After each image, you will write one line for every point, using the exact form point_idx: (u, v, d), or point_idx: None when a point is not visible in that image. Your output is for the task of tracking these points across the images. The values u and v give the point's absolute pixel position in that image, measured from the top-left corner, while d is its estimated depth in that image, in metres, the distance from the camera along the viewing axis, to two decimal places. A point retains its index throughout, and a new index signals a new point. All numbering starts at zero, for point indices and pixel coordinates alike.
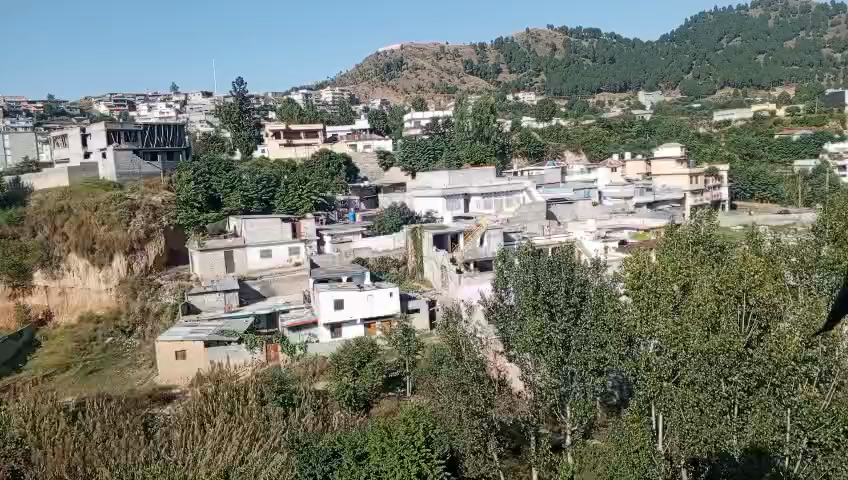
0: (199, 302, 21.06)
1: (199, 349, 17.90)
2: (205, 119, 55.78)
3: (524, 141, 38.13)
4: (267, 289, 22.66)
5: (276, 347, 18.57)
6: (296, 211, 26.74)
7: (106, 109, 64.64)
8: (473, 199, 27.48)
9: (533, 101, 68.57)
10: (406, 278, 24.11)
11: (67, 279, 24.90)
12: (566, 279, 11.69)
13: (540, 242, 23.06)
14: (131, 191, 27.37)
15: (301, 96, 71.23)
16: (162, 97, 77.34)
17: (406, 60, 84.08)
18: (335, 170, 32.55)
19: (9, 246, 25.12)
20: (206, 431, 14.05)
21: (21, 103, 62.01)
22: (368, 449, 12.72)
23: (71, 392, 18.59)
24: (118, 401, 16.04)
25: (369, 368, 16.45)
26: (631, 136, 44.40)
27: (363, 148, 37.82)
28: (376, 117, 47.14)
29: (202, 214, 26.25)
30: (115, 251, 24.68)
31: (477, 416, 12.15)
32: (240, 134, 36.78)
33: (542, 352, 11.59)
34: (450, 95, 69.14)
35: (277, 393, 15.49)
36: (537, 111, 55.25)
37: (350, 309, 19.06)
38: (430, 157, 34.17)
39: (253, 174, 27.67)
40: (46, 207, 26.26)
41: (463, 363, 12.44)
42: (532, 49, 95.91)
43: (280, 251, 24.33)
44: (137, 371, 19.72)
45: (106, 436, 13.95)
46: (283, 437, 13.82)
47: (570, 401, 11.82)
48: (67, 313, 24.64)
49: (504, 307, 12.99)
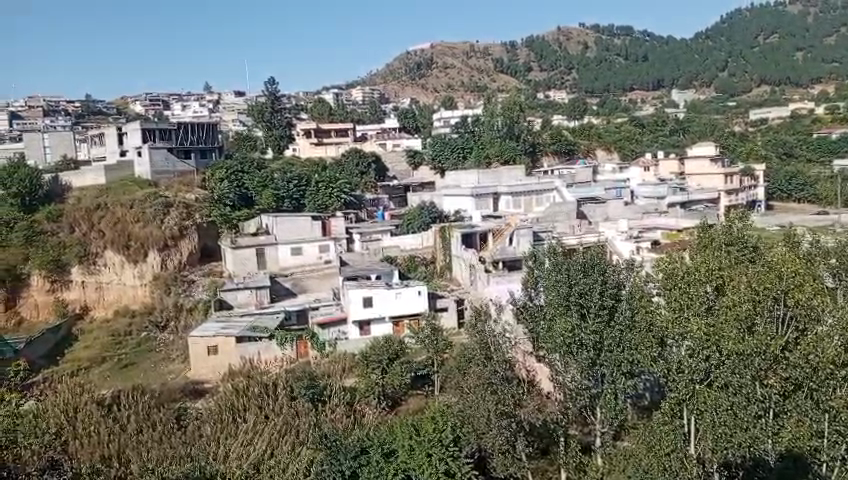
0: (231, 298, 21.30)
1: (231, 345, 18.12)
2: (237, 118, 56.56)
3: (555, 140, 37.74)
4: (298, 286, 22.91)
5: (306, 343, 18.70)
6: (325, 210, 27.14)
7: (141, 107, 65.87)
8: (502, 198, 27.34)
9: (564, 99, 67.96)
10: (434, 277, 24.09)
11: (104, 275, 25.43)
12: (600, 280, 11.53)
13: (570, 243, 22.85)
14: (166, 190, 27.89)
15: (331, 96, 71.71)
16: (196, 96, 78.49)
17: (436, 59, 84.14)
18: (365, 169, 32.80)
19: (48, 242, 25.70)
20: (237, 426, 14.26)
21: (61, 102, 63.51)
22: (397, 446, 12.77)
23: (107, 386, 19.02)
24: (151, 395, 16.33)
25: (398, 365, 16.43)
26: (665, 134, 43.71)
27: (392, 147, 37.95)
28: (406, 116, 47.33)
29: (234, 212, 26.71)
30: (149, 247, 25.22)
31: (506, 416, 12.19)
32: (272, 133, 37.39)
33: (573, 353, 11.61)
34: (479, 94, 68.97)
35: (307, 388, 15.49)
36: (567, 110, 54.79)
37: (378, 307, 19.13)
38: (460, 156, 34.10)
39: (284, 173, 28.05)
40: (83, 205, 26.84)
41: (489, 363, 12.58)
42: (563, 47, 95.20)
43: (311, 249, 24.51)
44: (170, 366, 20.04)
45: (140, 429, 14.24)
46: (310, 433, 13.95)
47: (601, 402, 11.75)
48: (103, 308, 25.18)
49: (535, 308, 12.92)
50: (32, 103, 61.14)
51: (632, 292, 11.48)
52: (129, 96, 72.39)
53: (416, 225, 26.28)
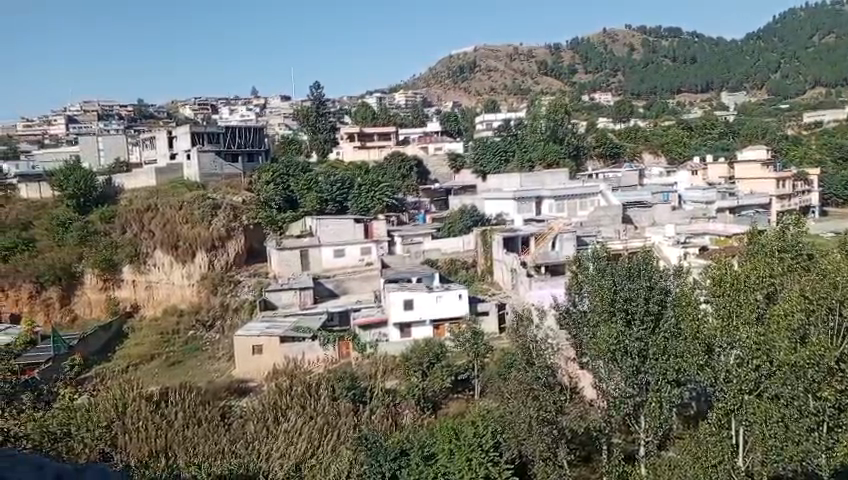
0: (275, 298, 21.62)
1: (276, 345, 18.37)
2: (282, 122, 57.44)
3: (600, 143, 37.23)
4: (340, 288, 23.00)
5: (347, 344, 18.81)
6: (367, 212, 27.32)
7: (190, 111, 67.50)
8: (545, 202, 26.90)
9: (609, 101, 66.99)
10: (475, 280, 23.96)
11: (153, 274, 26.06)
12: (646, 286, 11.30)
13: (615, 248, 22.46)
14: (214, 192, 28.46)
15: (374, 100, 72.30)
16: (243, 100, 80.04)
17: (480, 62, 83.96)
18: (407, 172, 32.94)
19: (101, 242, 26.59)
20: (280, 425, 14.38)
21: (114, 106, 65.66)
22: (437, 450, 12.79)
23: (155, 382, 19.52)
24: (198, 392, 16.62)
25: (439, 368, 16.40)
26: (714, 138, 42.64)
27: (435, 150, 38.00)
28: (448, 119, 47.36)
29: (280, 214, 27.32)
30: (197, 248, 25.77)
31: (547, 422, 12.00)
32: (316, 137, 37.92)
33: (617, 360, 11.30)
34: (523, 97, 68.56)
35: (349, 388, 15.63)
36: (613, 113, 54.00)
37: (420, 310, 19.13)
38: (502, 159, 33.89)
39: (328, 175, 28.30)
40: (134, 206, 27.61)
41: (531, 369, 12.41)
42: (608, 50, 93.91)
43: (353, 251, 24.69)
44: (215, 364, 20.42)
45: (187, 425, 14.50)
46: (351, 435, 14.02)
47: (646, 411, 11.45)
48: (152, 306, 25.80)
49: (578, 315, 12.74)
50: (88, 108, 63.36)
51: (678, 298, 11.21)
52: (179, 100, 74.37)
53: (458, 228, 26.23)
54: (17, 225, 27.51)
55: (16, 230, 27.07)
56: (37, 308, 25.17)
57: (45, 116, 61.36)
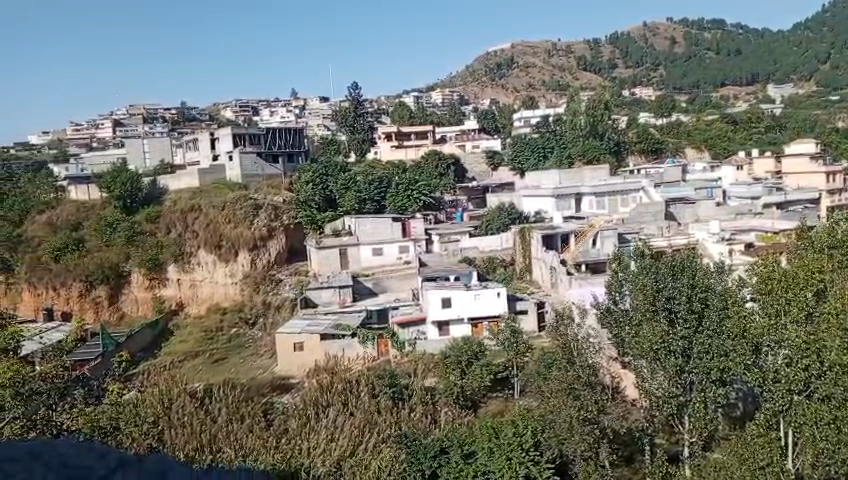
0: (315, 296, 21.87)
1: (316, 342, 18.57)
2: (321, 123, 58.04)
3: (641, 138, 36.53)
4: (379, 286, 23.11)
5: (387, 342, 18.76)
6: (405, 211, 27.37)
7: (232, 113, 68.69)
8: (585, 198, 26.65)
9: (651, 96, 65.66)
10: (514, 278, 23.76)
11: (197, 273, 26.63)
12: (688, 284, 11.15)
13: (657, 245, 21.96)
14: (256, 192, 28.83)
15: (411, 99, 72.40)
16: (283, 101, 81.19)
17: (517, 59, 83.38)
18: (444, 171, 32.93)
19: (147, 242, 27.15)
20: (321, 421, 14.59)
21: (159, 109, 67.20)
22: (477, 448, 12.74)
23: (200, 379, 19.96)
24: (241, 389, 16.95)
25: (478, 367, 16.34)
26: (760, 132, 41.44)
27: (472, 148, 37.89)
28: (486, 117, 47.16)
29: (320, 214, 27.34)
30: (240, 247, 26.32)
31: (589, 422, 11.88)
32: (355, 137, 38.23)
33: (660, 359, 11.07)
34: (561, 93, 67.74)
35: (389, 386, 15.76)
36: (654, 108, 52.93)
37: (458, 308, 19.09)
38: (540, 156, 33.51)
39: (366, 175, 28.26)
40: (179, 207, 28.15)
41: (572, 367, 12.52)
42: (649, 44, 92.24)
43: (391, 249, 24.84)
44: (258, 361, 20.73)
45: (230, 420, 14.82)
46: (391, 432, 14.09)
47: (690, 412, 11.14)
48: (196, 304, 26.37)
49: (620, 313, 12.69)
50: (134, 111, 65.05)
51: (723, 296, 10.99)
52: (220, 103, 75.78)
53: (496, 226, 26.07)
54: (68, 226, 28.45)
55: (68, 231, 28.15)
56: (87, 306, 26.44)
57: (93, 120, 63.21)
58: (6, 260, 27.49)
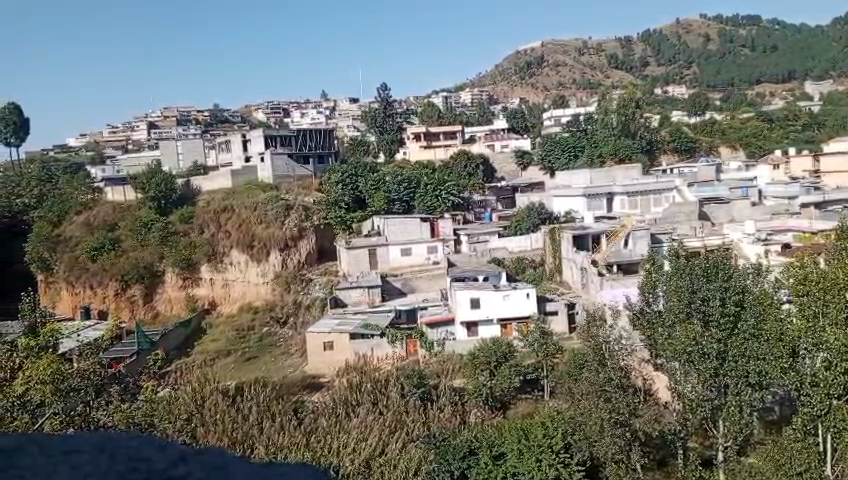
0: (345, 296, 22.02)
1: (346, 341, 18.71)
2: (350, 124, 58.40)
3: (674, 137, 35.88)
4: (407, 286, 23.11)
5: (415, 342, 18.84)
6: (434, 211, 27.31)
7: (263, 115, 69.53)
8: (616, 198, 26.28)
9: (684, 94, 64.58)
10: (544, 279, 23.58)
11: (230, 272, 27.03)
12: (722, 287, 10.88)
13: (690, 246, 21.61)
14: (287, 192, 29.10)
15: (440, 99, 72.33)
16: (313, 102, 81.92)
17: (547, 58, 82.76)
18: (473, 172, 32.90)
19: (180, 242, 27.65)
20: (351, 420, 14.69)
21: (193, 111, 68.28)
22: (506, 449, 12.63)
23: (232, 376, 20.26)
24: (272, 387, 17.12)
25: (506, 368, 16.21)
26: (797, 130, 40.43)
27: (501, 147, 37.71)
28: (515, 115, 46.92)
29: (349, 214, 27.47)
30: (271, 247, 26.59)
31: (620, 424, 11.75)
32: (384, 137, 38.38)
33: (693, 362, 10.81)
34: (592, 91, 66.96)
35: (416, 386, 15.70)
36: (687, 106, 52.03)
37: (487, 309, 19.03)
38: (571, 155, 33.21)
39: (395, 175, 28.32)
40: (212, 207, 28.57)
41: (603, 370, 12.27)
42: (682, 42, 90.76)
43: (420, 249, 24.85)
44: (288, 360, 21.01)
45: (260, 419, 14.94)
46: (419, 432, 14.19)
47: (724, 415, 10.89)
48: (229, 303, 26.76)
49: (653, 314, 12.52)
50: (168, 114, 66.27)
51: (757, 299, 10.82)
52: (252, 105, 76.76)
53: (525, 226, 25.94)
54: (105, 227, 29.09)
55: (105, 231, 28.82)
56: (123, 304, 27.13)
57: (129, 122, 64.58)
58: (45, 259, 28.30)
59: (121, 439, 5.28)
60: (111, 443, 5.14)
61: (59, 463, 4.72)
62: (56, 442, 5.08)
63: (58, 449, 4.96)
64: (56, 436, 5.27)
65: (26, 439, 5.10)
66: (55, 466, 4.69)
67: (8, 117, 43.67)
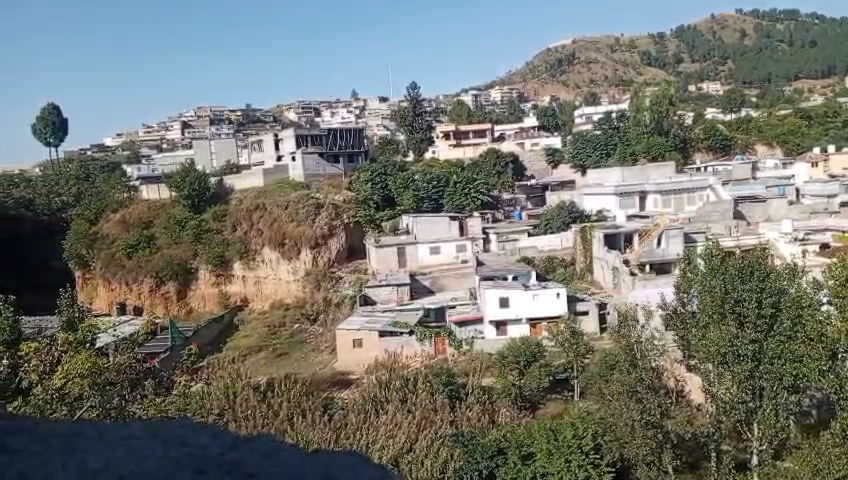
0: (374, 294, 22.17)
1: (376, 339, 18.84)
2: (381, 123, 58.70)
3: (709, 134, 35.14)
4: (436, 285, 23.18)
5: (444, 340, 18.80)
6: (463, 210, 27.42)
7: (294, 115, 70.26)
8: (649, 197, 25.94)
9: (718, 91, 63.39)
10: (574, 278, 23.38)
11: (261, 270, 27.42)
12: (759, 287, 10.68)
13: (724, 245, 21.22)
14: (317, 191, 29.33)
15: (470, 97, 72.18)
16: (343, 102, 82.49)
17: (578, 55, 82.03)
18: (503, 170, 32.79)
19: (213, 240, 28.04)
20: (380, 416, 14.80)
21: (225, 111, 69.26)
22: (536, 449, 12.57)
23: (263, 372, 20.56)
24: (302, 383, 17.25)
25: (536, 368, 16.17)
26: (837, 127, 39.39)
27: (532, 145, 37.49)
28: (546, 113, 46.59)
29: (378, 212, 27.67)
30: (302, 245, 26.85)
31: (652, 426, 11.57)
32: (413, 136, 38.49)
33: (727, 364, 10.68)
34: (624, 88, 66.10)
35: (445, 385, 15.68)
36: (722, 103, 51.10)
37: (516, 308, 18.96)
38: (603, 153, 32.84)
39: (424, 174, 28.33)
40: (244, 206, 28.87)
41: (635, 370, 12.16)
42: (717, 38, 89.17)
43: (449, 247, 24.80)
44: (318, 356, 21.21)
45: (290, 416, 15.06)
46: (447, 430, 14.14)
47: (759, 419, 10.67)
48: (260, 301, 27.19)
49: (687, 315, 12.33)
50: (201, 114, 67.33)
51: (795, 300, 10.71)
52: (284, 105, 77.59)
53: (555, 225, 25.82)
54: (140, 224, 29.65)
55: (140, 229, 29.34)
56: (157, 300, 27.71)
57: (163, 122, 65.77)
58: (83, 256, 29.18)
59: (175, 426, 5.03)
60: (167, 430, 4.92)
61: (113, 447, 4.52)
62: (112, 430, 4.92)
63: (115, 435, 4.76)
64: (112, 425, 5.08)
65: (80, 430, 4.91)
66: (111, 449, 4.48)
67: (48, 118, 44.82)
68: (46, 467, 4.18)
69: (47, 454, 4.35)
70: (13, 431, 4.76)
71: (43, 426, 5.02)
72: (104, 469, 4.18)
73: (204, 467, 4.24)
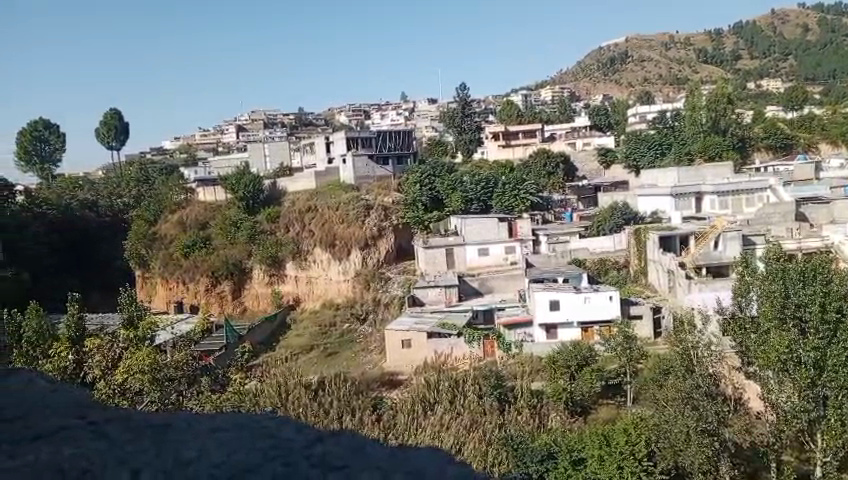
0: (423, 295, 22.22)
1: (424, 339, 18.84)
2: (431, 125, 58.91)
3: (768, 133, 34.02)
4: (485, 287, 23.10)
5: (492, 343, 18.77)
6: (511, 211, 27.26)
7: (345, 118, 71.12)
8: (707, 198, 25.21)
9: (780, 88, 61.06)
10: (628, 282, 22.96)
11: (313, 270, 27.84)
12: (821, 290, 10.49)
13: (786, 248, 20.45)
14: (367, 193, 29.60)
15: (520, 97, 71.59)
16: (394, 104, 83.16)
17: (632, 54, 80.48)
18: (553, 170, 32.48)
19: (267, 240, 28.56)
20: (428, 417, 14.84)
21: (279, 115, 70.77)
22: (586, 455, 12.29)
23: (313, 370, 20.97)
24: (351, 382, 17.34)
25: (589, 373, 15.90)
26: None
27: (583, 145, 36.98)
28: (598, 111, 45.90)
29: (427, 214, 27.83)
30: (352, 246, 27.19)
31: (708, 434, 11.55)
32: (462, 137, 38.53)
33: (788, 371, 10.31)
34: (680, 87, 64.38)
35: (494, 388, 15.70)
36: (784, 99, 49.34)
37: (567, 311, 18.75)
38: (658, 153, 32.07)
39: (473, 175, 28.21)
40: (297, 206, 29.23)
41: (691, 376, 12.07)
42: (778, 33, 86.14)
43: (497, 249, 24.85)
44: (367, 357, 21.44)
45: (341, 414, 15.18)
46: (492, 434, 13.72)
47: (822, 430, 10.15)
48: (312, 300, 27.63)
49: (745, 320, 11.97)
50: (256, 117, 68.92)
51: None
52: (334, 109, 78.69)
53: (608, 226, 25.39)
54: (197, 225, 30.49)
55: (196, 229, 30.14)
56: (213, 299, 28.64)
57: (219, 126, 67.57)
58: (143, 256, 30.15)
59: (262, 416, 4.80)
60: (255, 422, 4.69)
61: (203, 440, 4.34)
62: (203, 419, 4.73)
63: (207, 429, 4.56)
64: (203, 414, 4.89)
65: (174, 421, 4.70)
66: (203, 442, 4.31)
67: (111, 122, 46.55)
68: (142, 454, 4.16)
69: (143, 449, 4.20)
70: (113, 421, 4.64)
71: (139, 416, 4.86)
72: (197, 461, 4.04)
73: (292, 459, 4.05)
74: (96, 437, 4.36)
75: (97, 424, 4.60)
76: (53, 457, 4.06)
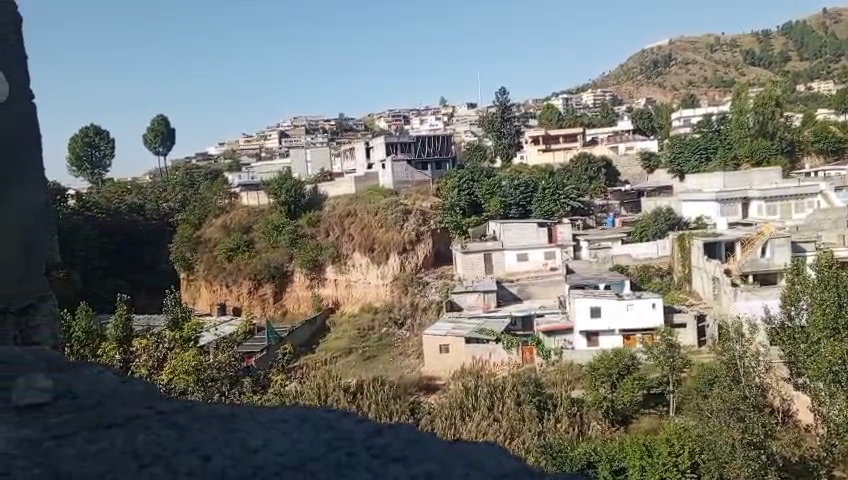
0: (461, 300, 22.25)
1: (461, 345, 18.92)
2: (470, 130, 58.96)
3: (819, 138, 32.83)
4: (524, 293, 23.00)
5: (531, 349, 18.66)
6: (551, 216, 27.12)
7: (385, 123, 71.79)
8: (753, 203, 24.59)
9: (831, 90, 59.23)
10: (671, 289, 22.52)
11: (352, 274, 28.13)
12: None
13: (837, 255, 19.78)
14: (406, 198, 29.76)
15: (560, 102, 71.16)
16: (434, 109, 83.59)
17: (676, 57, 79.15)
18: (595, 174, 32.15)
19: (307, 244, 28.90)
20: (466, 422, 14.84)
21: (320, 120, 71.83)
22: (627, 465, 12.11)
23: (352, 373, 21.15)
24: (389, 386, 17.47)
25: (630, 381, 15.67)
26: None
27: (625, 150, 36.49)
28: (641, 115, 45.29)
29: (465, 219, 27.69)
30: (391, 250, 27.38)
31: (755, 447, 11.12)
32: (501, 142, 38.42)
33: (839, 382, 10.02)
34: (727, 90, 63.08)
35: (534, 395, 15.60)
36: (837, 102, 47.78)
37: (608, 319, 18.49)
38: (702, 158, 31.56)
39: (512, 180, 28.22)
40: (337, 212, 29.70)
41: (737, 387, 12.08)
42: (831, 33, 83.47)
43: (537, 254, 24.78)
44: (406, 361, 21.50)
45: (378, 416, 15.46)
46: (532, 441, 13.77)
47: None
48: (350, 303, 27.82)
49: (795, 329, 11.61)
50: (298, 123, 70.19)
51: None
52: (374, 114, 79.58)
53: (651, 232, 25.09)
54: (240, 228, 31.11)
55: (240, 233, 30.76)
56: (255, 301, 29.12)
57: (262, 132, 69.05)
58: (188, 259, 30.88)
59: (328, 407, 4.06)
60: (315, 411, 3.90)
61: (268, 429, 3.60)
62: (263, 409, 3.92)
63: (266, 415, 3.83)
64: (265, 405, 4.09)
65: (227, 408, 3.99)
66: (268, 430, 3.57)
67: (159, 129, 48.03)
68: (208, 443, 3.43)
69: (203, 439, 3.46)
70: (181, 410, 3.90)
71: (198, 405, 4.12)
72: (265, 449, 3.35)
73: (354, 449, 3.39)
74: (157, 424, 3.64)
75: (166, 413, 3.83)
76: (128, 445, 3.36)
